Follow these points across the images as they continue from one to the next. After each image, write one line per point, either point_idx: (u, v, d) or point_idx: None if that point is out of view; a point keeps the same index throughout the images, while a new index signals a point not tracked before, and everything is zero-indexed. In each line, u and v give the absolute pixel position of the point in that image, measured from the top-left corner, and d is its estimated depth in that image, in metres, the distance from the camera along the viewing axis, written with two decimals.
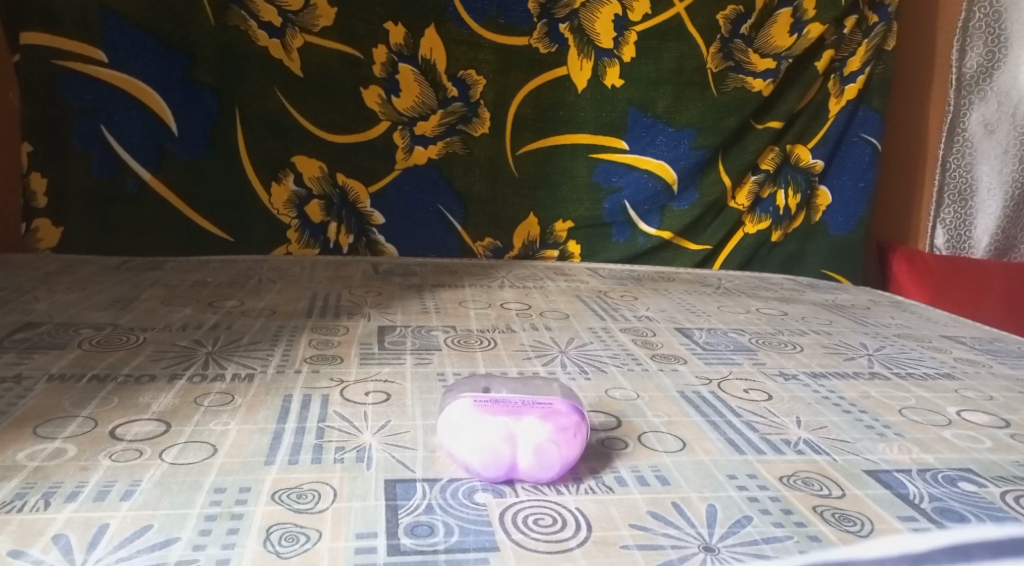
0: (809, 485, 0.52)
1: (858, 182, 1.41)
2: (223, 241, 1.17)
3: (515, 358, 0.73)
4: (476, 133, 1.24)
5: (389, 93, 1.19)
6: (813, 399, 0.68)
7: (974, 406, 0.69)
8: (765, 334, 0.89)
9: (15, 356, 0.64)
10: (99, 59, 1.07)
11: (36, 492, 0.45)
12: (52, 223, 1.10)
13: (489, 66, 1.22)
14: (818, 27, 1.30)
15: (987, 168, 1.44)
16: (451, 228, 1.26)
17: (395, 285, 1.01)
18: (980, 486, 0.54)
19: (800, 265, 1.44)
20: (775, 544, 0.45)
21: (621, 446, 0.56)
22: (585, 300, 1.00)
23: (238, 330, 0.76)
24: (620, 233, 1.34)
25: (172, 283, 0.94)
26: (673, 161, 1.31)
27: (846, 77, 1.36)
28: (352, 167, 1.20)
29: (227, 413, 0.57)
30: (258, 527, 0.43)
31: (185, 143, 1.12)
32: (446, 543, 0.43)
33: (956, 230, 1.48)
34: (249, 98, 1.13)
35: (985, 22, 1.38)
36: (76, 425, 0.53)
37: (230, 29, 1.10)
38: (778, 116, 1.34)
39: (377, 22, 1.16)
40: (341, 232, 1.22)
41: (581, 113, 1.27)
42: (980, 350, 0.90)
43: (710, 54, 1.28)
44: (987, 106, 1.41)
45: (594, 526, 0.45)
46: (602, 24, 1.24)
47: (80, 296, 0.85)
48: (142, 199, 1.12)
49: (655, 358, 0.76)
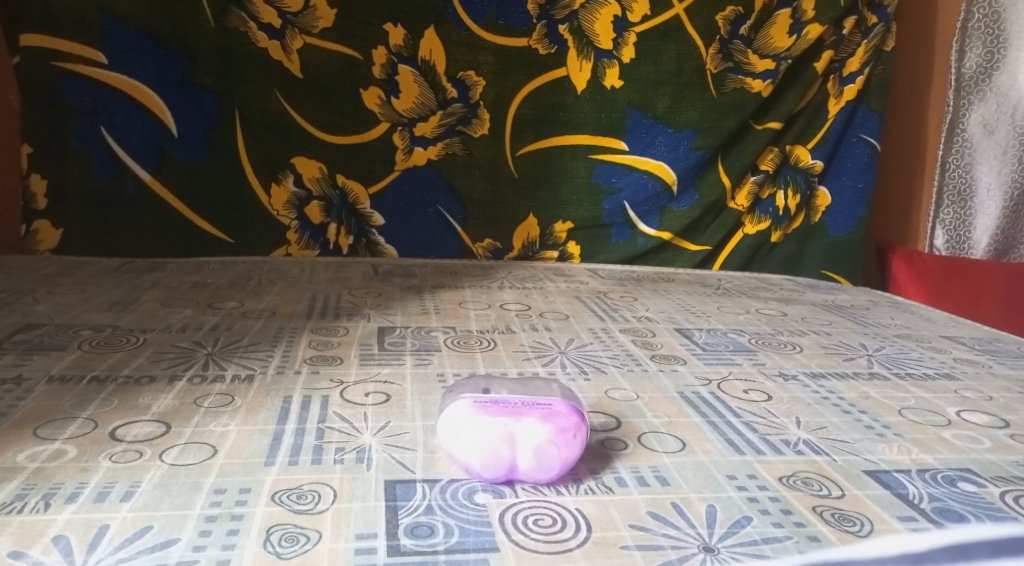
0: (809, 486, 0.52)
1: (858, 182, 1.41)
2: (223, 243, 1.17)
3: (515, 359, 0.73)
4: (476, 134, 1.24)
5: (389, 94, 1.19)
6: (812, 399, 0.68)
7: (973, 407, 0.69)
8: (765, 334, 0.89)
9: (15, 358, 0.64)
10: (98, 61, 1.07)
11: (36, 494, 0.45)
12: (52, 225, 1.10)
13: (489, 67, 1.22)
14: (817, 27, 1.30)
15: (987, 169, 1.44)
16: (451, 229, 1.27)
17: (396, 286, 1.01)
18: (979, 486, 0.54)
19: (800, 265, 1.44)
20: (775, 544, 0.45)
21: (621, 447, 0.56)
22: (585, 301, 1.00)
23: (239, 331, 0.76)
24: (619, 234, 1.34)
25: (172, 285, 0.94)
26: (672, 162, 1.31)
27: (846, 78, 1.36)
28: (352, 168, 1.20)
29: (227, 414, 0.57)
30: (258, 528, 0.43)
31: (184, 145, 1.13)
32: (446, 544, 0.43)
33: (956, 231, 1.49)
34: (249, 99, 1.13)
35: (985, 23, 1.38)
36: (76, 426, 0.53)
37: (230, 31, 1.10)
38: (778, 116, 1.35)
39: (377, 23, 1.16)
40: (341, 234, 1.22)
41: (581, 113, 1.27)
42: (980, 350, 0.90)
43: (709, 55, 1.29)
44: (987, 106, 1.42)
45: (594, 527, 0.46)
46: (601, 25, 1.24)
47: (80, 298, 0.85)
48: (142, 200, 1.12)
49: (655, 358, 0.77)
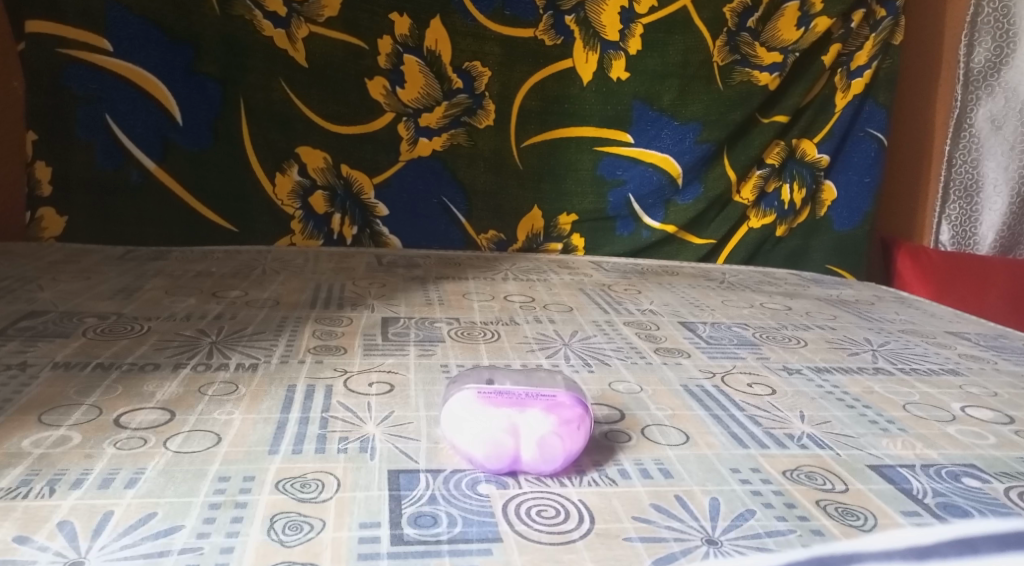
0: (813, 480, 0.52)
1: (864, 177, 1.41)
2: (227, 233, 1.17)
3: (518, 351, 0.73)
4: (480, 125, 1.24)
5: (394, 84, 1.19)
6: (817, 394, 0.68)
7: (978, 403, 0.69)
8: (769, 328, 0.89)
9: (18, 345, 0.64)
10: (103, 48, 1.07)
11: (41, 479, 0.45)
12: (57, 213, 1.10)
13: (494, 58, 1.21)
14: (824, 21, 1.29)
15: (993, 165, 1.43)
16: (454, 220, 1.26)
17: (399, 277, 1.01)
18: (984, 482, 0.54)
19: (804, 260, 1.44)
20: (778, 538, 0.45)
21: (625, 440, 0.56)
22: (589, 293, 1.00)
23: (242, 320, 0.76)
24: (624, 227, 1.34)
25: (176, 273, 0.94)
26: (678, 155, 1.31)
27: (853, 71, 1.35)
28: (357, 159, 1.20)
29: (230, 402, 0.57)
30: (261, 517, 0.43)
31: (189, 134, 1.12)
32: (449, 534, 0.43)
33: (961, 227, 1.47)
34: (253, 88, 1.13)
35: (994, 17, 1.37)
36: (81, 413, 0.53)
37: (234, 20, 1.10)
38: (784, 109, 1.34)
39: (382, 13, 1.15)
40: (344, 224, 1.22)
41: (586, 105, 1.27)
42: (985, 346, 0.90)
43: (715, 48, 1.28)
44: (995, 101, 1.41)
45: (596, 518, 0.46)
46: (608, 16, 1.23)
47: (84, 286, 0.84)
48: (146, 188, 1.12)
49: (658, 351, 0.76)
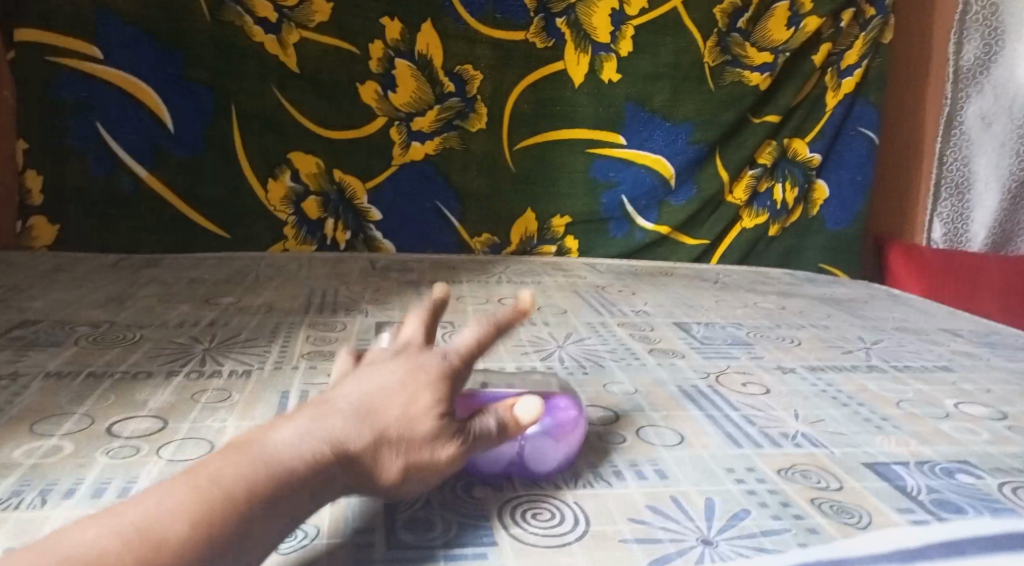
0: (807, 478, 0.52)
1: (856, 176, 1.40)
2: (220, 239, 1.17)
3: (513, 353, 0.73)
4: (473, 128, 1.24)
5: (386, 89, 1.19)
6: (811, 392, 0.68)
7: (971, 399, 0.69)
8: (763, 328, 0.89)
9: (10, 354, 0.64)
10: (94, 56, 1.06)
11: (34, 489, 0.45)
12: (48, 221, 1.09)
13: (486, 61, 1.22)
14: (814, 20, 1.30)
15: (984, 162, 1.44)
16: (448, 224, 1.26)
17: (393, 282, 1.01)
18: (978, 478, 0.54)
19: (798, 259, 1.44)
20: (773, 537, 0.45)
21: (619, 441, 0.56)
22: (583, 295, 1.00)
23: (235, 326, 0.76)
24: (618, 228, 1.34)
25: (168, 281, 0.94)
26: (670, 156, 1.32)
27: (843, 70, 1.35)
28: (350, 164, 1.20)
29: (224, 409, 0.57)
30: None
31: (181, 141, 1.12)
32: (444, 539, 0.43)
33: (953, 224, 1.48)
34: (246, 94, 1.13)
35: (982, 15, 1.38)
36: (73, 422, 0.53)
37: (226, 25, 1.10)
38: (775, 110, 1.35)
39: (374, 18, 1.16)
40: (338, 229, 1.22)
41: (578, 107, 1.27)
42: (978, 343, 0.90)
43: (706, 48, 1.28)
44: (984, 99, 1.42)
45: (593, 521, 0.45)
46: (599, 19, 1.24)
47: (76, 295, 0.84)
48: (139, 196, 1.12)
49: (653, 352, 0.76)
